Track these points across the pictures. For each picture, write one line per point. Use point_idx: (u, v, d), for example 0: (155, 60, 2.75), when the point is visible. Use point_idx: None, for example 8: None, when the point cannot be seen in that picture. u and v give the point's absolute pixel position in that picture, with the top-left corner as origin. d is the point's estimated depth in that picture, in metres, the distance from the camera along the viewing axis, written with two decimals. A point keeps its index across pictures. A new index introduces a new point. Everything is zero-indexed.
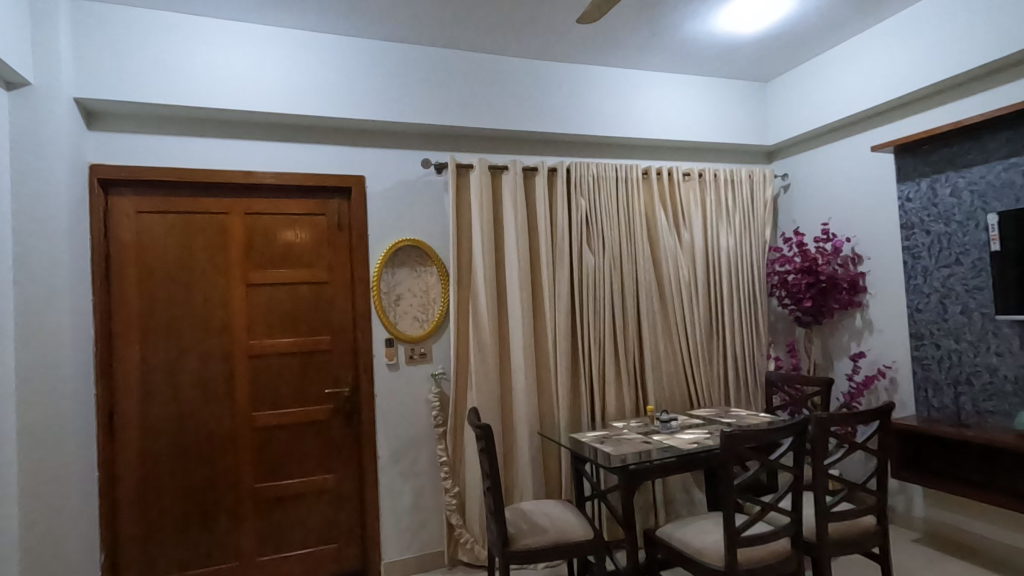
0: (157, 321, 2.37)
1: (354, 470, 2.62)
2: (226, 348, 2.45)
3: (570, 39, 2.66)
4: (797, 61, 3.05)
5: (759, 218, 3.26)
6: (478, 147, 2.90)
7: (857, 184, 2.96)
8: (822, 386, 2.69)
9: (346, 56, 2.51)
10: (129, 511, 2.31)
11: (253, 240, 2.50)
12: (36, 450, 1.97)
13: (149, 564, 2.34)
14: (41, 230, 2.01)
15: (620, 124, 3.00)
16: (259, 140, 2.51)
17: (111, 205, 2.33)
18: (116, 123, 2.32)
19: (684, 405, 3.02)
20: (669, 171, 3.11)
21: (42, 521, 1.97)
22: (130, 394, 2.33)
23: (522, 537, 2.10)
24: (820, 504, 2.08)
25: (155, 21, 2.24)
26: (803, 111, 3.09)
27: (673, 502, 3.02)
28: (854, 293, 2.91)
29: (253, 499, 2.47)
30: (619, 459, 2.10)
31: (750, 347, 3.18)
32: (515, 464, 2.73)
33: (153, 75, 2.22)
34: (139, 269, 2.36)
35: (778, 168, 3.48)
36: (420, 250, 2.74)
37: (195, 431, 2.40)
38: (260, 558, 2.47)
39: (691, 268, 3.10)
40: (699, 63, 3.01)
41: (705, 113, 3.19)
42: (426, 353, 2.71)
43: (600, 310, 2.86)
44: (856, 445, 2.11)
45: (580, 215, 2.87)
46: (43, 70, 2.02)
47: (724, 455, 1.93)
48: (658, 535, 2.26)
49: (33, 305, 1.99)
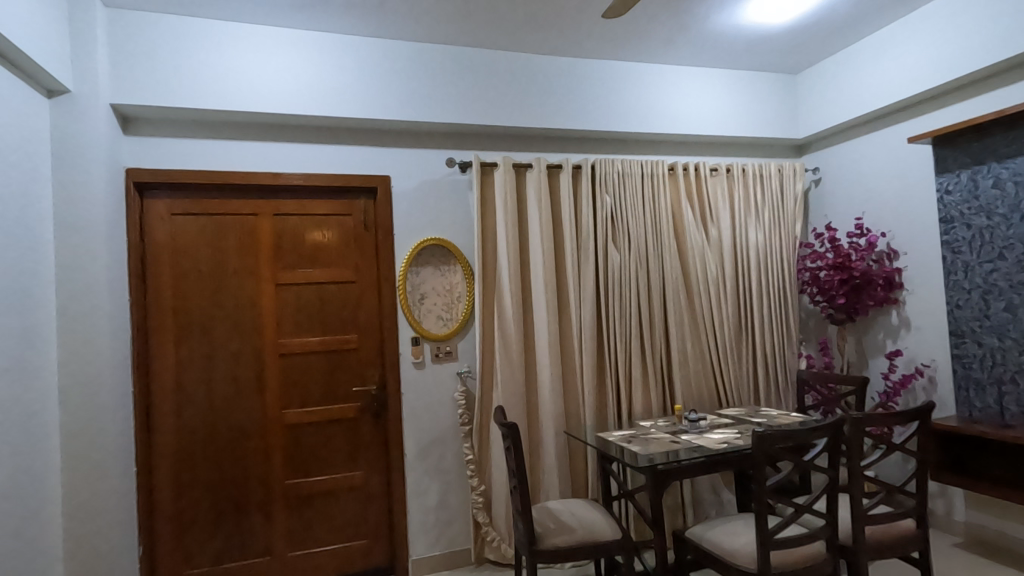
0: (191, 320, 2.43)
1: (381, 468, 2.64)
2: (257, 347, 2.50)
3: (595, 35, 2.64)
4: (830, 51, 2.96)
5: (789, 214, 3.19)
6: (502, 145, 2.90)
7: (893, 177, 2.87)
8: (857, 386, 2.62)
9: (370, 57, 2.53)
10: (166, 505, 2.38)
11: (282, 241, 2.54)
12: (77, 446, 2.05)
13: (185, 556, 2.40)
14: (81, 232, 2.09)
15: (646, 120, 2.97)
16: (287, 142, 2.55)
17: (146, 207, 2.40)
18: (151, 128, 2.39)
19: (713, 404, 2.98)
20: (696, 166, 3.06)
21: (83, 514, 2.04)
22: (165, 391, 2.39)
23: (549, 536, 2.09)
24: (856, 506, 2.02)
25: (186, 27, 2.29)
26: (836, 103, 3.01)
27: (701, 503, 2.97)
28: (890, 289, 2.82)
29: (284, 495, 2.51)
30: (647, 459, 2.08)
31: (780, 346, 3.12)
32: (540, 463, 2.72)
33: (185, 80, 2.28)
34: (173, 270, 2.42)
35: (809, 163, 3.40)
36: (445, 249, 2.75)
37: (228, 428, 2.46)
38: (291, 553, 2.52)
39: (719, 265, 3.05)
40: (727, 55, 2.95)
41: (733, 107, 3.13)
42: (452, 351, 2.72)
43: (626, 308, 2.84)
44: (893, 446, 2.05)
45: (605, 212, 2.85)
46: (82, 79, 2.09)
47: (755, 455, 1.89)
48: (686, 536, 2.23)
49: (74, 305, 2.07)
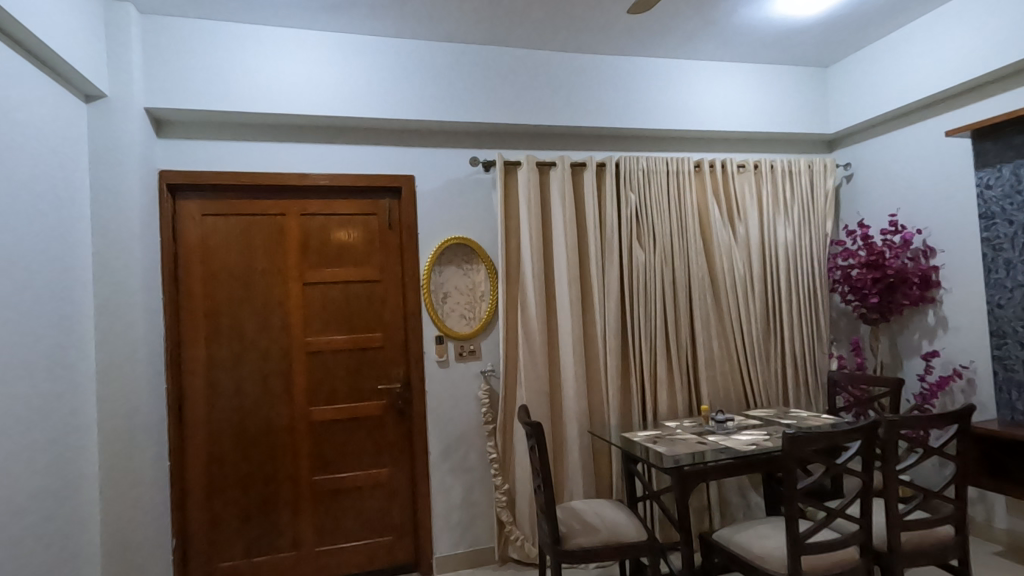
0: (221, 318, 2.49)
1: (406, 465, 2.66)
2: (284, 345, 2.54)
3: (619, 31, 2.61)
4: (863, 42, 2.88)
5: (820, 211, 3.11)
6: (526, 143, 2.89)
7: (929, 172, 2.78)
8: (891, 387, 2.54)
9: (394, 57, 2.55)
10: (198, 500, 2.44)
11: (309, 241, 2.58)
12: (114, 440, 2.12)
13: (216, 550, 2.45)
14: (117, 233, 2.15)
15: (671, 117, 2.93)
16: (313, 143, 2.59)
17: (179, 208, 2.46)
18: (182, 130, 2.44)
19: (741, 405, 2.92)
20: (722, 163, 3.01)
21: (120, 505, 2.11)
22: (197, 388, 2.45)
23: (574, 536, 2.08)
24: (891, 512, 1.96)
25: (214, 31, 2.33)
26: (869, 96, 2.92)
27: (728, 505, 2.93)
28: (926, 288, 2.74)
29: (311, 491, 2.55)
30: (673, 460, 2.06)
31: (810, 346, 3.04)
32: (564, 462, 2.71)
33: (214, 83, 2.32)
34: (204, 269, 2.48)
35: (841, 158, 3.31)
36: (468, 248, 2.75)
37: (257, 425, 2.50)
38: (318, 548, 2.55)
39: (746, 263, 3.00)
40: (755, 49, 2.90)
41: (761, 102, 3.07)
42: (475, 350, 2.73)
43: (651, 307, 2.81)
44: (930, 450, 1.98)
45: (630, 210, 2.82)
46: (118, 84, 2.16)
47: (785, 457, 1.85)
48: (713, 539, 2.19)
49: (110, 304, 2.13)
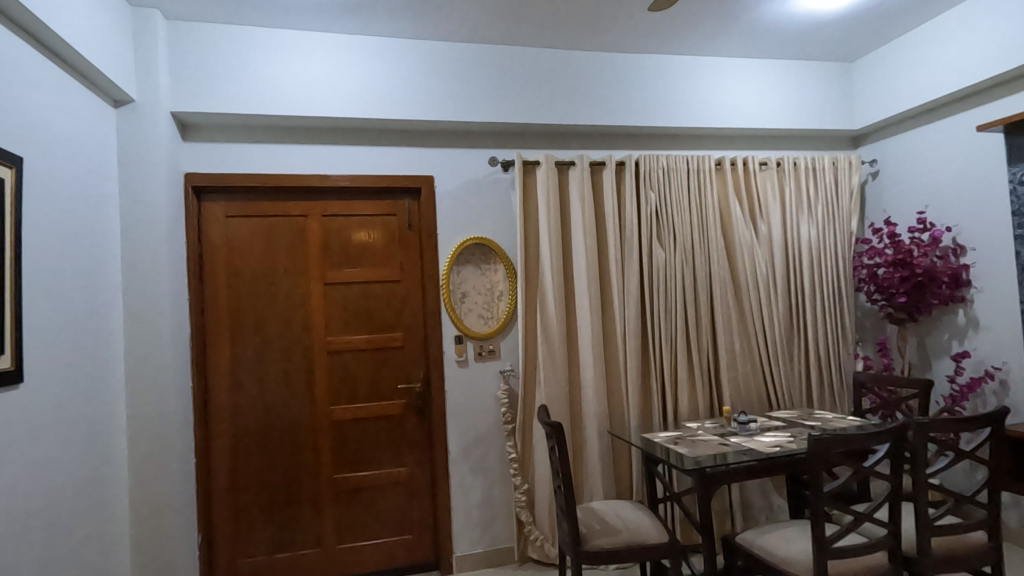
0: (245, 319, 2.53)
1: (426, 464, 2.68)
2: (306, 345, 2.57)
3: (638, 29, 2.59)
4: (890, 36, 2.81)
5: (845, 209, 3.05)
6: (544, 143, 2.89)
7: (959, 168, 2.71)
8: (920, 388, 2.48)
9: (412, 59, 2.56)
10: (223, 497, 2.48)
11: (330, 241, 2.61)
12: (143, 437, 2.17)
13: (240, 545, 2.49)
14: (144, 234, 2.19)
15: (692, 115, 2.90)
16: (333, 144, 2.61)
17: (203, 210, 2.51)
18: (207, 133, 2.49)
19: (763, 407, 2.88)
20: (744, 161, 2.97)
21: (150, 501, 2.16)
22: (222, 387, 2.50)
23: (595, 537, 2.07)
24: (921, 516, 1.91)
25: (237, 36, 2.37)
26: (896, 91, 2.85)
27: (750, 507, 2.89)
28: (956, 287, 2.67)
29: (333, 489, 2.58)
30: (694, 461, 2.03)
31: (835, 346, 2.98)
32: (584, 462, 2.70)
33: (237, 87, 2.36)
34: (228, 270, 2.52)
35: (866, 155, 3.24)
36: (487, 248, 2.76)
37: (280, 423, 2.54)
38: (340, 546, 2.58)
39: (769, 262, 2.95)
40: (777, 46, 2.86)
41: (783, 100, 3.02)
42: (494, 350, 2.73)
43: (671, 306, 2.79)
44: (962, 453, 1.93)
45: (650, 209, 2.80)
46: (145, 89, 2.21)
47: (811, 459, 1.82)
48: (736, 541, 2.16)
49: (138, 304, 2.18)
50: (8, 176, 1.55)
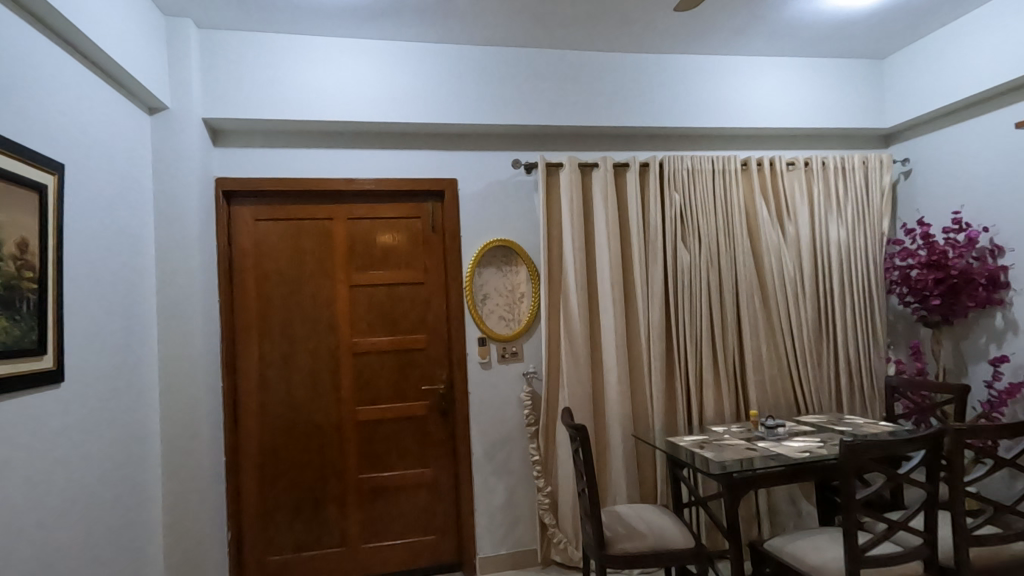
0: (272, 319, 2.58)
1: (449, 465, 2.70)
2: (332, 346, 2.61)
3: (662, 29, 2.57)
4: (924, 31, 2.74)
5: (876, 208, 2.98)
6: (568, 145, 2.89)
7: (996, 166, 2.62)
8: (957, 394, 2.41)
9: (435, 62, 2.58)
10: (251, 494, 2.53)
11: (355, 244, 2.64)
12: (176, 437, 2.23)
13: (268, 543, 2.54)
14: (176, 238, 2.25)
15: (717, 115, 2.86)
16: (358, 148, 2.65)
17: (233, 214, 2.56)
18: (236, 139, 2.54)
19: (791, 411, 2.83)
20: (771, 160, 2.92)
21: (182, 498, 2.22)
22: (251, 386, 2.55)
23: (619, 541, 2.05)
24: (959, 526, 1.85)
25: (265, 43, 2.42)
26: (930, 88, 2.77)
27: (778, 513, 2.83)
28: (994, 289, 2.59)
29: (358, 488, 2.61)
30: (720, 465, 2.00)
31: (866, 350, 2.91)
32: (608, 465, 2.69)
33: (265, 93, 2.41)
34: (256, 273, 2.57)
35: (898, 154, 3.16)
36: (510, 250, 2.77)
37: (306, 423, 2.58)
38: (364, 545, 2.61)
39: (797, 263, 2.90)
40: (807, 43, 2.80)
41: (811, 98, 2.96)
42: (517, 352, 2.73)
43: (696, 308, 2.76)
44: (1001, 461, 1.86)
45: (674, 210, 2.78)
46: (178, 96, 2.27)
47: (843, 466, 1.78)
48: (765, 548, 2.12)
49: (170, 306, 2.24)
50: (50, 182, 1.61)
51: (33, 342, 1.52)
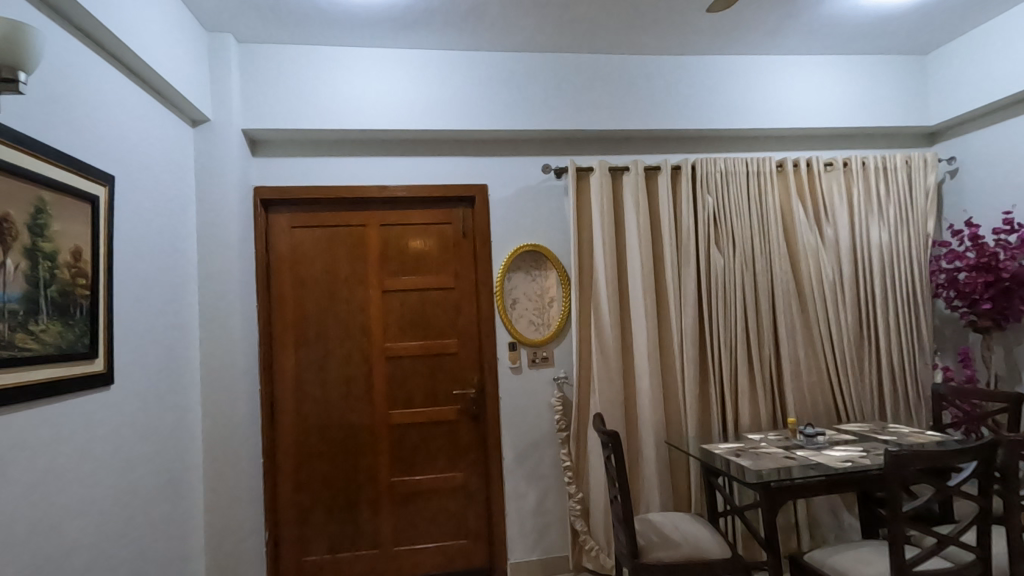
0: (307, 324, 2.63)
1: (480, 470, 2.70)
2: (365, 350, 2.65)
3: (693, 30, 2.53)
4: (971, 25, 2.63)
5: (920, 209, 2.87)
6: (598, 150, 2.87)
7: None
8: (1011, 403, 2.30)
9: (464, 69, 2.60)
10: (286, 495, 2.58)
11: (388, 250, 2.68)
12: (216, 438, 2.29)
13: (303, 544, 2.59)
14: (216, 245, 2.32)
15: (750, 116, 2.80)
16: (390, 156, 2.69)
17: (271, 222, 2.63)
18: (274, 149, 2.61)
19: (831, 420, 2.74)
20: (808, 161, 2.85)
21: (222, 498, 2.28)
22: (287, 389, 2.60)
23: (654, 549, 2.02)
24: (1015, 543, 1.76)
25: (301, 55, 2.48)
26: (978, 83, 2.66)
27: (818, 525, 2.75)
28: None
29: (390, 491, 2.63)
30: (757, 475, 1.95)
31: (911, 356, 2.80)
32: (640, 472, 2.65)
33: (300, 104, 2.46)
34: (292, 280, 2.63)
35: (943, 152, 3.04)
36: (541, 255, 2.77)
37: (340, 425, 2.62)
38: (396, 547, 2.63)
39: (836, 267, 2.82)
40: (845, 41, 2.72)
41: (850, 97, 2.88)
42: (548, 357, 2.73)
43: (730, 313, 2.70)
44: None
45: (707, 213, 2.73)
46: (219, 109, 2.35)
47: (888, 477, 1.70)
48: (806, 560, 2.05)
49: (211, 311, 2.31)
50: (101, 193, 1.68)
51: (85, 347, 1.59)
